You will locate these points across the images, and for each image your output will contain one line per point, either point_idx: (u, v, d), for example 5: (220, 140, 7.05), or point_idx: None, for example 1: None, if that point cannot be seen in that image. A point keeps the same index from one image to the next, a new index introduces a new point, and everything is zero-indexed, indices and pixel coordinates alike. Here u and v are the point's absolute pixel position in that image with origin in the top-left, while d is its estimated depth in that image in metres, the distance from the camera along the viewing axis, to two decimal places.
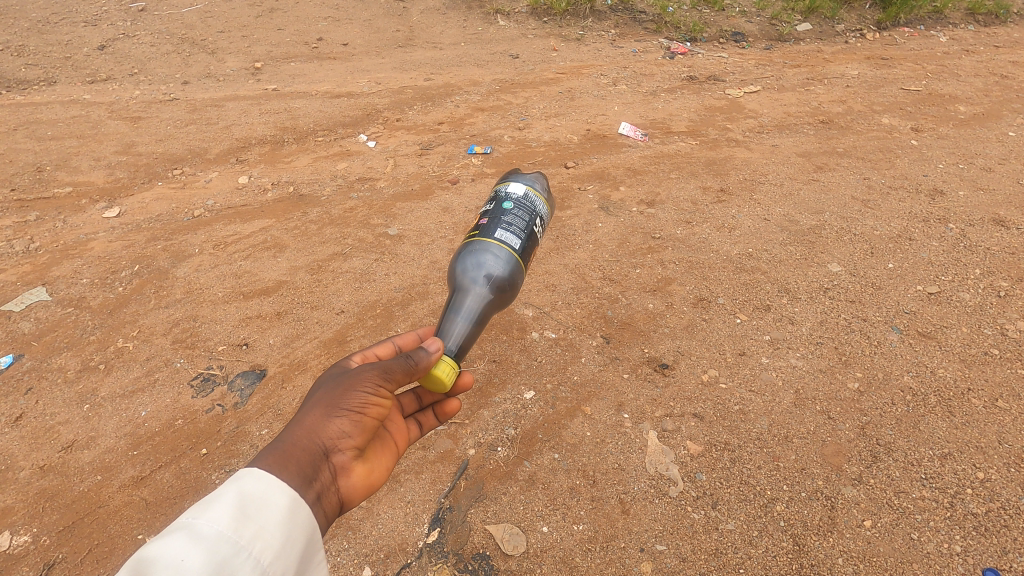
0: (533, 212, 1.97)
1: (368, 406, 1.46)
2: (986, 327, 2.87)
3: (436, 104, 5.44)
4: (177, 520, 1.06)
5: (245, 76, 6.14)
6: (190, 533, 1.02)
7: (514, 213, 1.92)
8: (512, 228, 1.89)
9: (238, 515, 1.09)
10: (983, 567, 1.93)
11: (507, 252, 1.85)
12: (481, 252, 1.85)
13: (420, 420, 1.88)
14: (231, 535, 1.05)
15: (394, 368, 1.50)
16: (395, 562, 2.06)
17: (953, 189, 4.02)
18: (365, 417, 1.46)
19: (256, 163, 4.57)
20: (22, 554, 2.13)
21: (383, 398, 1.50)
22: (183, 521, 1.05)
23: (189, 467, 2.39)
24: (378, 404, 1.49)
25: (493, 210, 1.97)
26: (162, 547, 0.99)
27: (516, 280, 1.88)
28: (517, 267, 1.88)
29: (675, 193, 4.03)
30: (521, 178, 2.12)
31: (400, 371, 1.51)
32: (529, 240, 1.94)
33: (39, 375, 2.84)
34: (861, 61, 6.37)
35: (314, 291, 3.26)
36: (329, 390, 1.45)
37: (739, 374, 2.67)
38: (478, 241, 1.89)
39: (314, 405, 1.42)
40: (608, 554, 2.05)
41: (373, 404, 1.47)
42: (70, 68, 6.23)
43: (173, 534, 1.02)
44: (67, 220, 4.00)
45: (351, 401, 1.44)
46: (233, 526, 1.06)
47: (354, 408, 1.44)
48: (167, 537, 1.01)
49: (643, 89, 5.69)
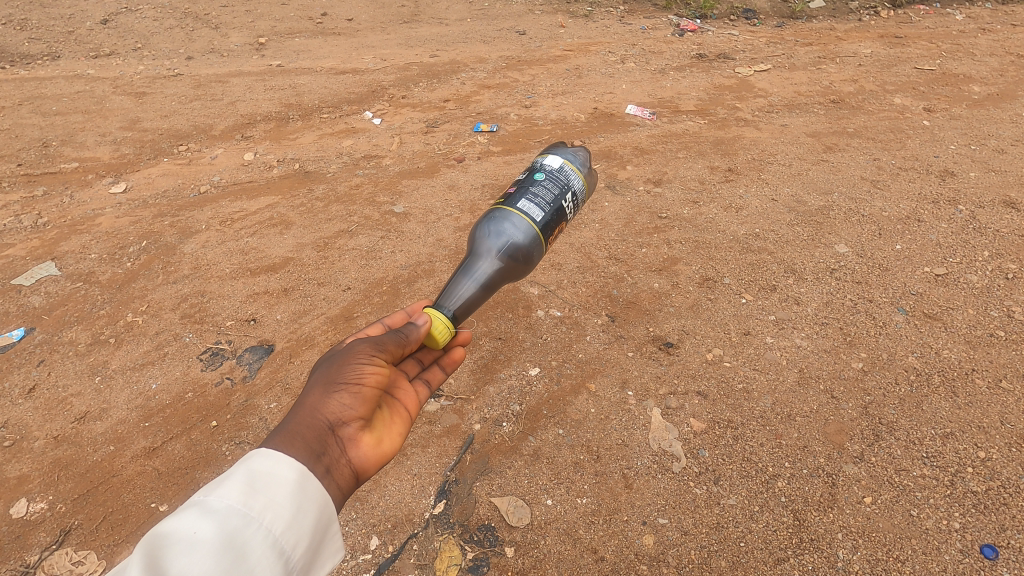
0: (565, 186, 1.93)
1: (366, 376, 1.51)
2: (993, 309, 2.86)
3: (442, 81, 5.39)
4: (191, 499, 1.10)
5: (250, 51, 6.09)
6: (201, 509, 1.06)
7: (543, 186, 1.90)
8: (536, 199, 1.88)
9: (246, 489, 1.11)
10: (981, 544, 1.96)
11: (527, 223, 1.84)
12: (503, 221, 1.86)
13: (428, 378, 1.89)
14: (240, 508, 1.08)
15: (386, 341, 1.60)
16: (402, 533, 2.10)
17: (964, 170, 3.98)
18: (365, 387, 1.50)
19: (261, 139, 4.55)
20: (39, 521, 2.19)
21: (380, 366, 1.56)
22: (196, 500, 1.09)
23: (200, 439, 2.44)
24: (376, 373, 1.53)
25: (524, 180, 1.97)
26: (175, 525, 1.04)
27: (532, 253, 1.88)
28: (536, 239, 1.86)
29: (682, 173, 4.01)
30: (561, 151, 2.09)
31: (392, 343, 1.61)
32: (555, 214, 1.91)
33: (51, 348, 2.87)
34: (874, 40, 6.26)
35: (321, 268, 3.28)
36: (326, 369, 1.50)
37: (743, 353, 2.68)
38: (501, 208, 1.89)
39: (313, 386, 1.46)
40: (611, 527, 2.08)
41: (371, 374, 1.52)
42: (73, 43, 6.18)
43: (186, 512, 1.06)
44: (74, 195, 4.02)
45: (348, 375, 1.48)
46: (242, 500, 1.09)
47: (352, 380, 1.48)
48: (181, 515, 1.06)
49: (651, 67, 5.61)
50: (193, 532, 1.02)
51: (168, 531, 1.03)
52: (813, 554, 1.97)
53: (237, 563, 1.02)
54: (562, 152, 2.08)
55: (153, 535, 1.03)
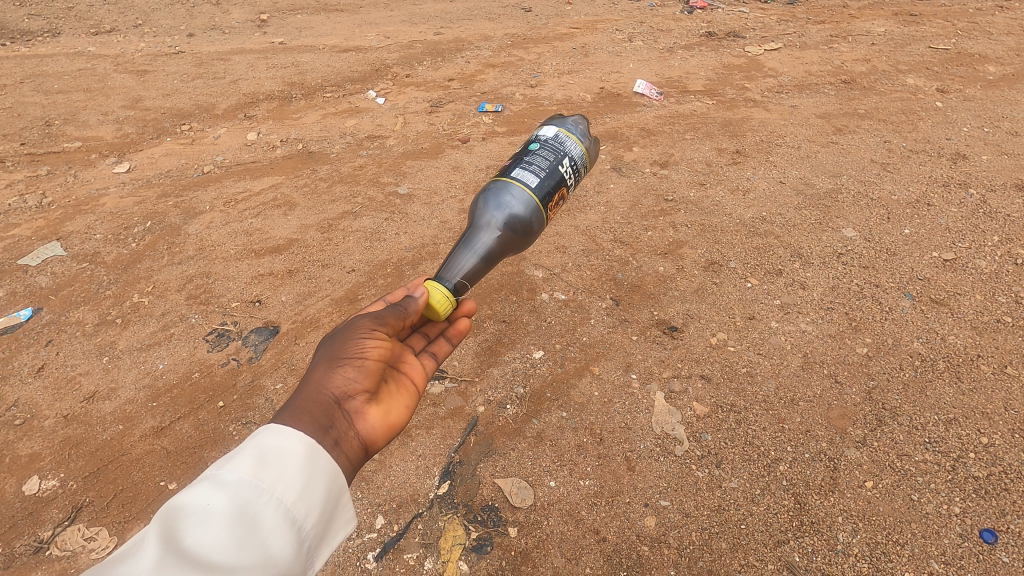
0: (562, 153, 1.92)
1: (368, 350, 1.52)
2: (1001, 295, 2.83)
3: (446, 59, 5.32)
4: (205, 473, 1.11)
5: (251, 28, 6.02)
6: (214, 483, 1.08)
7: (539, 154, 1.90)
8: (531, 167, 1.87)
9: (257, 463, 1.12)
10: (980, 528, 1.97)
11: (526, 192, 1.83)
12: (505, 191, 1.84)
13: (434, 352, 1.89)
14: (251, 481, 1.09)
15: (385, 315, 1.62)
16: (407, 512, 2.13)
17: (976, 152, 3.91)
18: (367, 361, 1.51)
19: (264, 119, 4.52)
20: (51, 498, 2.21)
21: (381, 340, 1.57)
22: (209, 474, 1.11)
23: (207, 419, 2.46)
24: (378, 346, 1.55)
25: (519, 153, 1.96)
26: (189, 498, 1.06)
27: (532, 222, 1.85)
28: (535, 208, 1.84)
29: (689, 154, 3.97)
30: (560, 121, 2.06)
31: (392, 316, 1.63)
32: (554, 181, 1.88)
33: (58, 328, 2.90)
34: (888, 17, 6.13)
35: (325, 249, 3.27)
36: (328, 349, 1.50)
37: (747, 338, 2.68)
38: (499, 181, 1.88)
39: (317, 363, 1.48)
40: (613, 508, 2.10)
41: (374, 347, 1.54)
42: (73, 19, 6.11)
43: (200, 485, 1.08)
44: (78, 174, 4.01)
45: (350, 350, 1.49)
46: (253, 473, 1.10)
47: (354, 355, 1.49)
48: (193, 489, 1.07)
49: (659, 45, 5.52)
50: (206, 504, 1.04)
51: (183, 504, 1.04)
52: (813, 537, 1.99)
53: (250, 533, 1.04)
54: (561, 123, 2.05)
55: (168, 509, 1.05)
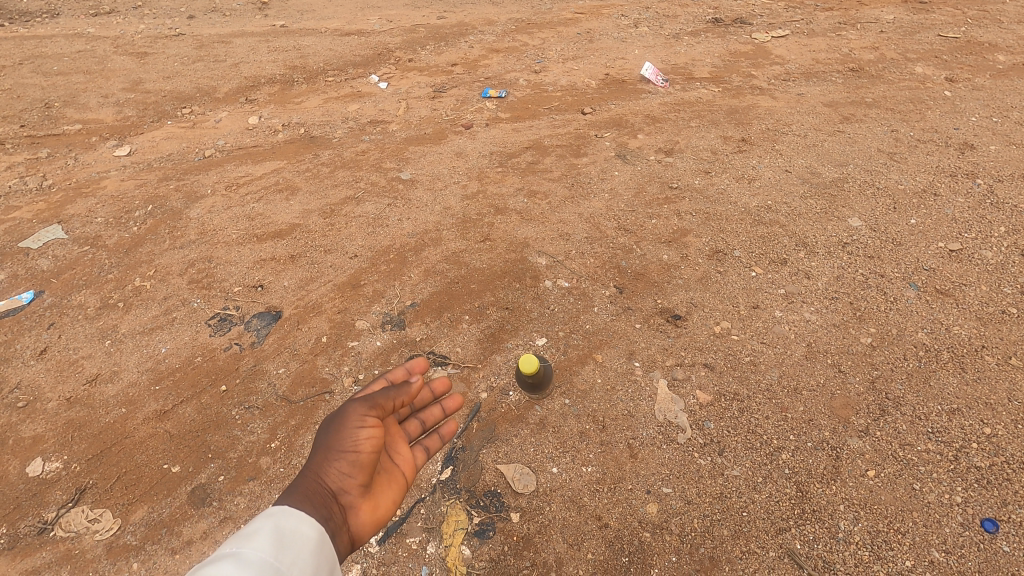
0: None
1: (366, 441, 1.41)
2: (1007, 285, 2.82)
3: (450, 44, 5.26)
4: (220, 550, 1.06)
5: (253, 11, 5.95)
6: (236, 563, 1.01)
7: None
8: None
9: (276, 544, 1.10)
10: (982, 517, 1.97)
11: None
12: None
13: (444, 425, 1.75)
14: (274, 565, 1.05)
15: (381, 396, 1.48)
16: (410, 497, 2.13)
17: (985, 142, 3.87)
18: (365, 453, 1.40)
19: (265, 103, 4.48)
20: (54, 480, 2.22)
21: (374, 425, 1.44)
22: (227, 553, 1.04)
23: (210, 402, 2.45)
24: (376, 437, 1.43)
25: None
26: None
27: None
28: None
29: (695, 142, 3.93)
30: None
31: (389, 398, 1.50)
32: None
33: (60, 311, 2.89)
34: (898, 5, 6.05)
35: (327, 235, 3.26)
36: (323, 431, 1.40)
37: (751, 327, 2.67)
38: None
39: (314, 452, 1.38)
40: (616, 495, 2.11)
41: (370, 439, 1.41)
42: (72, 1, 6.05)
43: (219, 564, 1.01)
44: (78, 156, 3.98)
45: (347, 441, 1.38)
46: (274, 556, 1.07)
47: (351, 447, 1.38)
48: (213, 566, 1.00)
49: (665, 31, 5.46)
50: None
51: None
52: (815, 525, 1.99)
53: None
54: None
55: None
